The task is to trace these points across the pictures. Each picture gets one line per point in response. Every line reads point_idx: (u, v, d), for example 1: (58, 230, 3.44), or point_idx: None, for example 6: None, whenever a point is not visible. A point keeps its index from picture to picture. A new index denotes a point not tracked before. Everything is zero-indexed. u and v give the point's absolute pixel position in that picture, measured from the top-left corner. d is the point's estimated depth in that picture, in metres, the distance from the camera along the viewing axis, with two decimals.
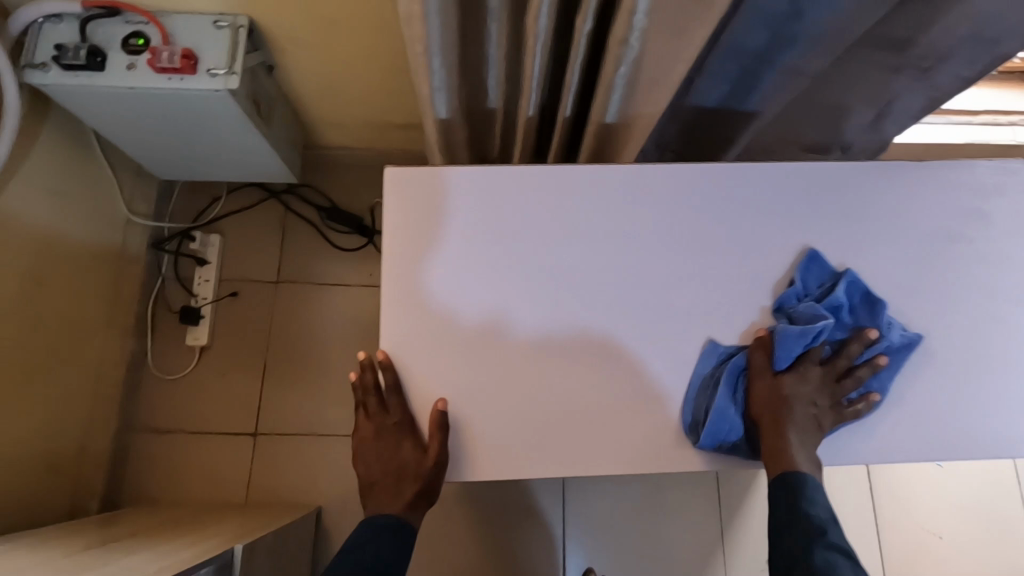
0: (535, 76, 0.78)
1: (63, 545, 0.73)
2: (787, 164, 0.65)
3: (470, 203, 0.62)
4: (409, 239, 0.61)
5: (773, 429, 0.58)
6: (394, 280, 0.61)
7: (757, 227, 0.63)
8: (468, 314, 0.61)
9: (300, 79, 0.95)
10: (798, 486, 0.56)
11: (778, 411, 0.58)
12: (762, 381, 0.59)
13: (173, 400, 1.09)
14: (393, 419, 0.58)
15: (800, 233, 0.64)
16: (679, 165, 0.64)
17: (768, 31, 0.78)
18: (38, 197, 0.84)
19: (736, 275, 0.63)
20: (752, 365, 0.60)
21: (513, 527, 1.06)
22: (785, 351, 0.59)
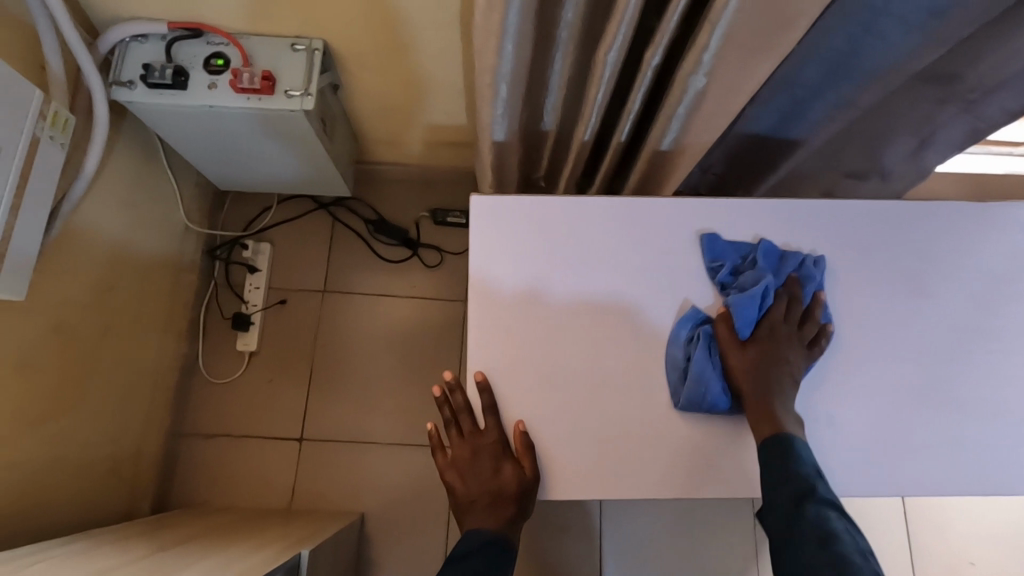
0: (597, 103, 0.81)
1: (136, 542, 0.76)
2: (841, 202, 0.67)
3: (551, 235, 0.65)
4: (490, 267, 0.64)
5: (760, 400, 0.58)
6: (479, 310, 0.63)
7: (818, 261, 0.66)
8: (550, 342, 0.63)
9: (361, 98, 0.98)
10: (784, 455, 0.56)
11: (768, 376, 0.59)
12: (733, 349, 0.60)
13: (222, 404, 1.12)
14: (490, 439, 0.60)
15: (856, 270, 0.66)
16: (747, 201, 0.67)
17: (825, 65, 0.81)
18: (113, 208, 0.88)
19: (804, 307, 0.65)
20: (720, 338, 0.61)
21: (550, 540, 1.09)
22: (743, 317, 0.61)
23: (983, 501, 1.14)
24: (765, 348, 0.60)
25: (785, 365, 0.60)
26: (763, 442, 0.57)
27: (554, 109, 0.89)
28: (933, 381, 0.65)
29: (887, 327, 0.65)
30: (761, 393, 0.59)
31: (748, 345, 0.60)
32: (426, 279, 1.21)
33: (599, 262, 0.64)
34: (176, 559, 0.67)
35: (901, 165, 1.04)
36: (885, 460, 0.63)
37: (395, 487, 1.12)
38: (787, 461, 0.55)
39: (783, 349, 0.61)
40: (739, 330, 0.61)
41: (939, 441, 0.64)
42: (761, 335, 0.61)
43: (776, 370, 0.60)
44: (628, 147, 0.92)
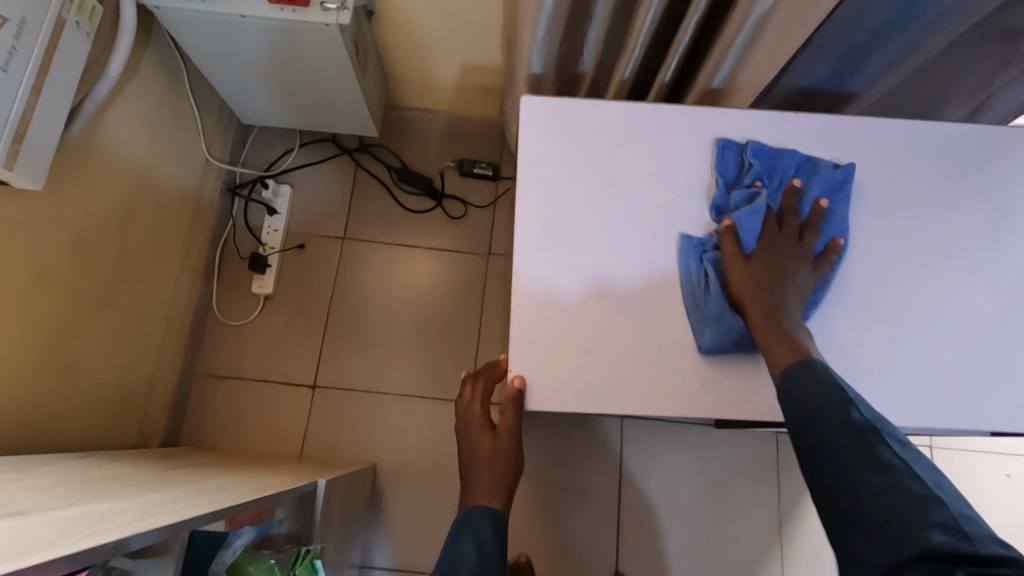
0: (644, 32, 0.76)
1: (142, 464, 0.72)
2: (907, 128, 0.63)
3: (605, 138, 0.61)
4: (538, 172, 0.60)
5: (775, 316, 0.53)
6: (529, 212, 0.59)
7: (883, 183, 0.62)
8: (602, 249, 0.59)
9: (396, 30, 0.95)
10: (790, 380, 0.49)
11: (773, 287, 0.54)
12: (735, 268, 0.55)
13: (234, 348, 1.09)
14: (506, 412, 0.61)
15: (925, 201, 0.62)
16: (812, 118, 0.63)
17: (889, 10, 0.74)
18: (136, 126, 0.84)
19: (869, 230, 0.61)
20: (721, 245, 0.57)
21: (564, 508, 1.05)
22: (749, 228, 0.58)
23: (1022, 484, 1.09)
24: (767, 260, 0.55)
25: (793, 279, 0.55)
26: (775, 372, 0.51)
27: (596, 42, 0.84)
28: (1006, 329, 0.60)
29: (956, 261, 0.61)
30: (755, 299, 0.54)
31: (750, 257, 0.56)
32: (449, 231, 1.18)
33: (652, 169, 0.61)
34: (187, 478, 0.64)
35: None
36: (955, 406, 0.58)
37: (408, 442, 1.08)
38: (801, 382, 0.48)
39: (791, 269, 0.56)
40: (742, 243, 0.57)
41: (1015, 391, 0.58)
42: (761, 246, 0.56)
43: (779, 281, 0.55)
44: (671, 88, 0.88)
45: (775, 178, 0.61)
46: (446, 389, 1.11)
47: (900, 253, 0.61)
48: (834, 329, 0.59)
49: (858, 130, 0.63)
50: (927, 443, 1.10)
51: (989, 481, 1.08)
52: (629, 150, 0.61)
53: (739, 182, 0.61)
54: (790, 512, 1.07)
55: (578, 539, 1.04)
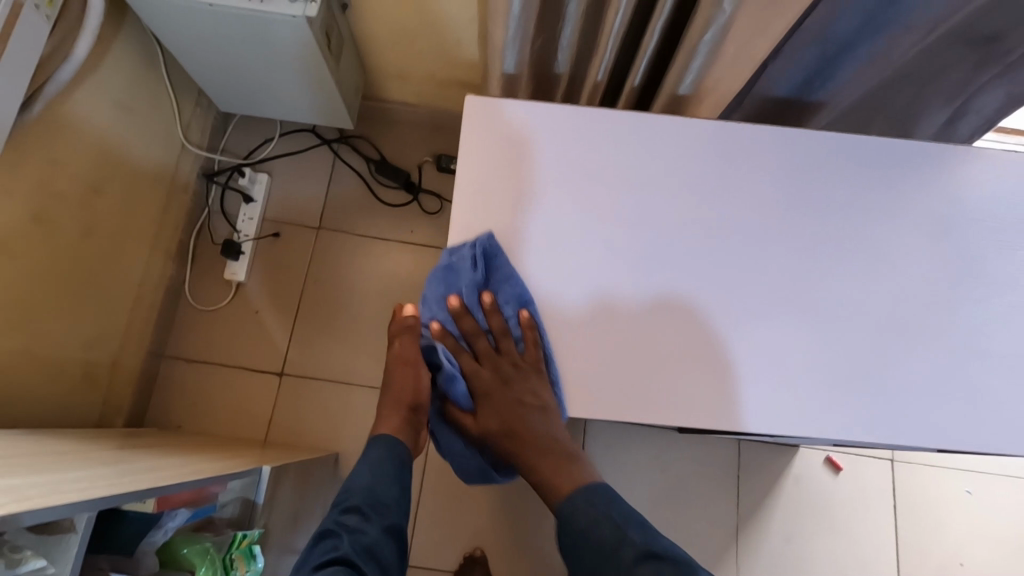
0: (613, 34, 0.76)
1: (95, 442, 0.73)
2: (849, 139, 0.65)
3: (549, 140, 0.64)
4: (482, 168, 0.63)
5: (537, 456, 0.59)
6: (471, 209, 0.62)
7: (821, 195, 0.64)
8: (545, 249, 0.62)
9: (373, 22, 0.95)
10: (571, 509, 0.57)
11: (505, 427, 0.60)
12: (466, 422, 0.62)
13: (202, 332, 1.11)
14: (405, 356, 0.64)
15: (860, 216, 0.64)
16: (756, 129, 0.65)
17: (861, 13, 0.74)
18: (105, 108, 0.85)
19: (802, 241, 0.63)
20: (449, 413, 0.63)
21: (524, 504, 1.06)
22: (456, 392, 0.62)
23: (984, 501, 1.09)
24: (492, 408, 0.61)
25: (520, 406, 0.60)
26: (559, 499, 0.58)
27: (569, 45, 0.84)
28: (930, 343, 0.62)
29: (893, 270, 0.63)
30: (520, 452, 0.60)
31: (475, 414, 0.62)
32: (424, 225, 1.18)
33: (592, 174, 0.64)
34: (132, 457, 0.64)
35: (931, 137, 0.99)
36: (884, 409, 0.61)
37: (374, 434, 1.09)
38: (580, 513, 0.56)
39: (516, 391, 0.60)
40: (462, 404, 0.63)
41: (930, 400, 0.61)
42: (478, 399, 0.61)
43: (510, 421, 0.60)
44: (642, 93, 0.88)
45: (434, 309, 0.62)
46: None
47: (836, 262, 0.63)
48: (770, 331, 0.61)
49: (800, 140, 0.65)
50: (889, 455, 1.11)
51: (949, 493, 1.09)
52: (577, 152, 0.64)
53: (421, 318, 0.63)
54: (749, 517, 1.07)
55: (536, 535, 1.05)
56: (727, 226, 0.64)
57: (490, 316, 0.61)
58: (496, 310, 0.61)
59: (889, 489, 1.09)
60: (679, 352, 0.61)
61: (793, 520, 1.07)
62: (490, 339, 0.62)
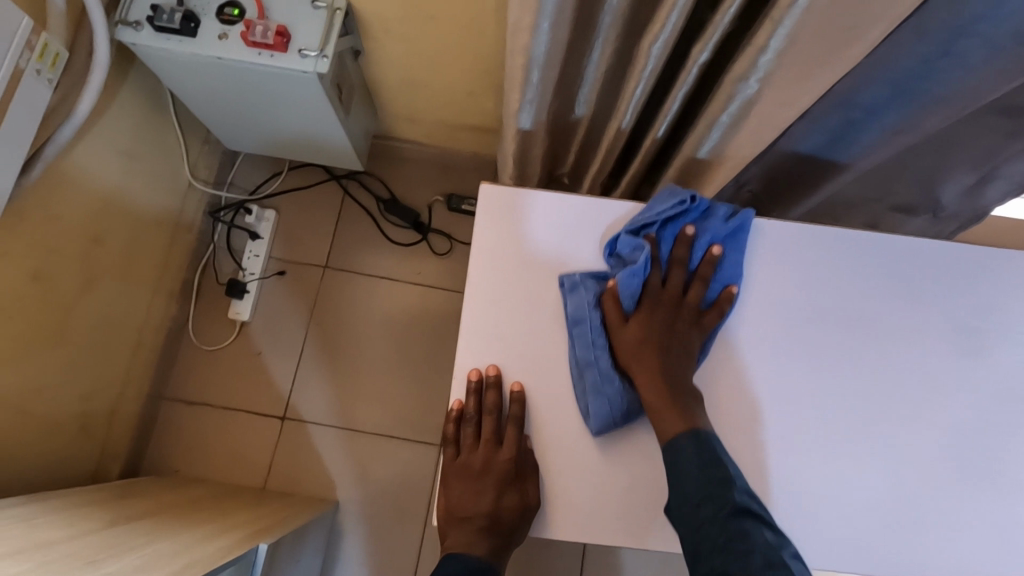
0: (635, 99, 0.73)
1: (87, 510, 0.71)
2: (867, 238, 0.64)
3: (568, 236, 0.62)
4: (494, 265, 0.60)
5: (659, 373, 0.55)
6: (485, 309, 0.59)
7: (846, 299, 0.62)
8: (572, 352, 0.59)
9: (386, 68, 0.93)
10: (677, 450, 0.53)
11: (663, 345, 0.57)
12: (626, 330, 0.57)
13: (204, 374, 1.09)
14: (505, 454, 0.55)
15: (886, 321, 0.62)
16: (777, 227, 0.63)
17: (889, 85, 0.70)
18: (107, 156, 0.83)
19: (828, 349, 0.61)
20: (605, 306, 0.58)
21: (526, 562, 1.05)
22: (628, 289, 0.58)
23: None
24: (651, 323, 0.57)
25: (684, 340, 0.57)
26: (666, 438, 0.54)
27: (587, 102, 0.81)
28: (952, 465, 0.59)
29: (913, 388, 0.61)
30: (667, 368, 0.56)
31: (630, 320, 0.58)
32: (432, 266, 1.16)
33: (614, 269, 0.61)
34: (123, 538, 0.62)
35: (958, 201, 0.95)
36: (905, 535, 0.58)
37: (375, 482, 1.07)
38: (689, 460, 0.52)
39: (678, 333, 0.58)
40: (624, 304, 0.58)
41: (951, 525, 0.58)
42: (643, 307, 0.58)
43: (666, 339, 0.57)
44: (661, 152, 0.85)
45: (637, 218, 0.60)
46: (417, 430, 1.10)
47: (862, 371, 0.61)
48: (790, 450, 0.58)
49: (822, 240, 0.63)
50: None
51: None
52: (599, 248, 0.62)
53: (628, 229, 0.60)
54: None
55: None
56: (750, 323, 0.61)
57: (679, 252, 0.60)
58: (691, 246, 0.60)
59: None
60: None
61: None
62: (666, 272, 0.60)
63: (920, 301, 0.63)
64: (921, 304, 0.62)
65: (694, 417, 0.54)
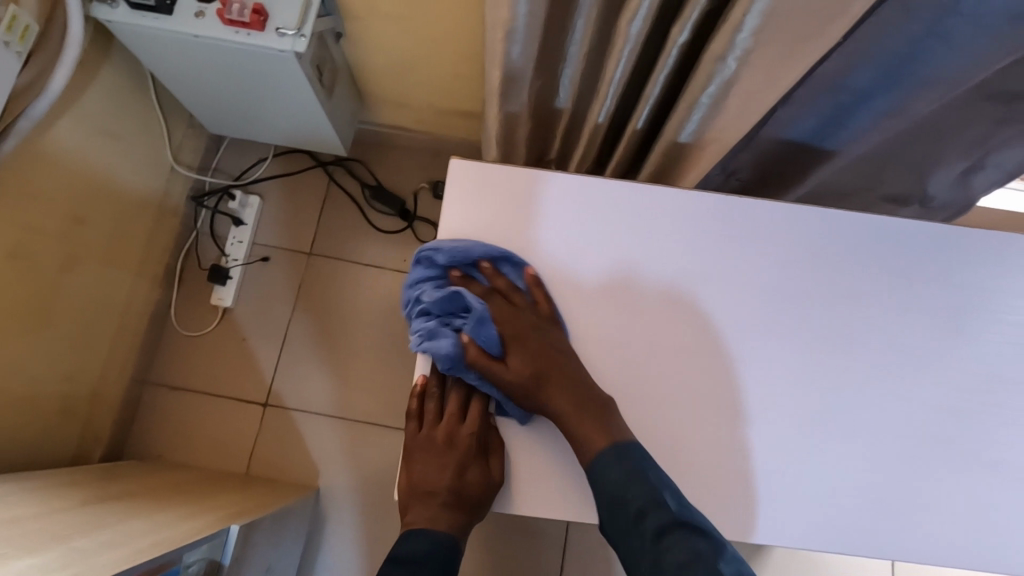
0: (616, 79, 0.72)
1: (63, 490, 0.70)
2: (845, 217, 0.64)
3: (543, 212, 0.61)
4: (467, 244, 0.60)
5: (557, 389, 0.54)
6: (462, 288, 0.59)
7: (822, 280, 0.63)
8: None
9: (370, 51, 0.92)
10: (603, 466, 0.52)
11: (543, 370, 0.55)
12: (500, 374, 0.55)
13: (187, 359, 1.08)
14: (467, 429, 0.55)
15: (861, 303, 0.63)
16: (756, 205, 0.63)
17: (877, 66, 0.69)
18: (86, 136, 0.82)
19: (805, 330, 0.62)
20: (476, 361, 0.55)
21: (515, 556, 1.04)
22: (482, 337, 0.56)
23: None
24: (526, 353, 0.56)
25: (562, 355, 0.56)
26: (594, 452, 0.53)
27: (570, 84, 0.80)
28: (924, 449, 0.60)
29: (886, 371, 0.61)
30: (565, 394, 0.54)
31: (507, 360, 0.56)
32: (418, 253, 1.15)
33: (588, 249, 0.61)
34: (93, 518, 0.61)
35: (946, 190, 0.95)
36: (877, 513, 0.59)
37: (359, 470, 1.07)
38: (613, 470, 0.52)
39: (552, 343, 0.57)
40: (491, 351, 0.56)
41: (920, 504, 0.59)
42: (511, 346, 0.56)
43: (545, 364, 0.55)
44: (645, 135, 0.85)
45: (431, 273, 0.59)
46: (401, 418, 1.09)
47: (836, 351, 0.61)
48: (765, 432, 0.59)
49: (800, 220, 0.63)
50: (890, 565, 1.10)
51: None
52: (576, 226, 0.61)
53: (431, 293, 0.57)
54: None
55: None
56: (727, 303, 0.61)
57: (494, 279, 0.59)
58: (499, 273, 0.59)
59: None
60: (680, 446, 0.59)
61: None
62: (512, 301, 0.59)
63: (897, 281, 0.63)
64: (897, 284, 0.63)
65: (619, 432, 0.54)
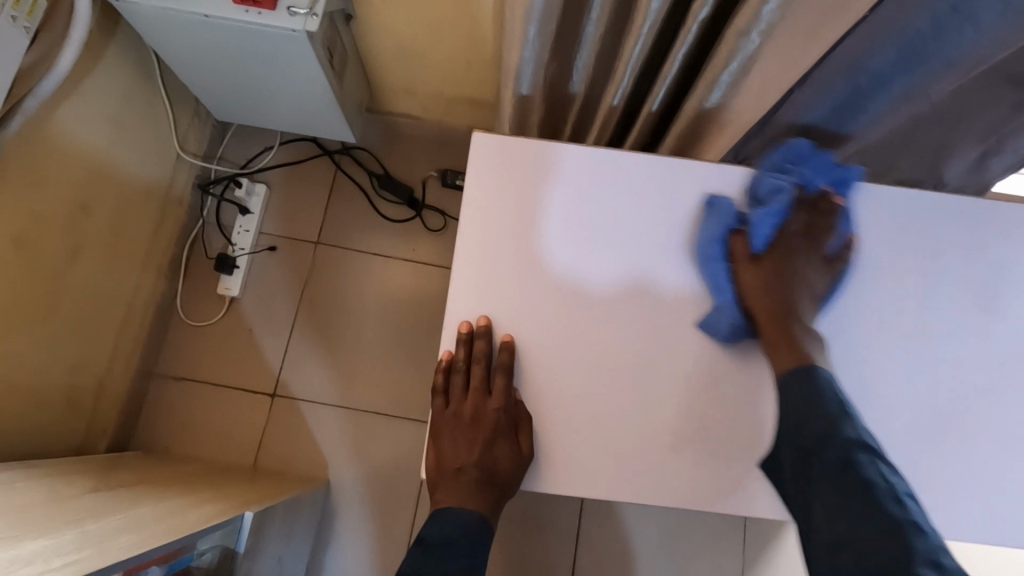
0: (634, 59, 0.71)
1: (73, 479, 0.69)
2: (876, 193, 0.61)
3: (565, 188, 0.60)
4: (484, 222, 0.59)
5: (773, 315, 0.56)
6: (480, 267, 0.58)
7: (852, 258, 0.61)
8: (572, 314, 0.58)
9: (379, 35, 0.91)
10: (794, 383, 0.52)
11: (783, 298, 0.56)
12: (745, 271, 0.58)
13: (194, 350, 1.07)
14: (494, 404, 0.55)
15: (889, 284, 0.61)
16: (783, 180, 0.61)
17: (897, 47, 0.68)
18: (93, 120, 0.81)
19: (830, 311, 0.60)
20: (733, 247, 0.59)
21: (530, 548, 1.04)
22: (760, 232, 0.58)
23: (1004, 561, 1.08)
24: (773, 269, 0.57)
25: (805, 284, 0.57)
26: (779, 374, 0.54)
27: (586, 66, 0.79)
28: (951, 428, 0.59)
29: (915, 353, 0.60)
30: (772, 308, 0.56)
31: (759, 260, 0.58)
32: (427, 243, 1.14)
33: (610, 227, 0.59)
34: (103, 505, 0.60)
35: (961, 175, 0.93)
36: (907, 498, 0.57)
37: (369, 462, 1.06)
38: (800, 390, 0.52)
39: (789, 271, 0.57)
40: (753, 244, 0.58)
41: (953, 482, 0.58)
42: (773, 252, 0.58)
43: (791, 284, 0.57)
44: (660, 118, 0.83)
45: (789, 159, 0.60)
46: (411, 409, 1.08)
47: (863, 332, 0.60)
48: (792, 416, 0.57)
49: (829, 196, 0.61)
50: None
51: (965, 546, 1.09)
52: (598, 203, 0.60)
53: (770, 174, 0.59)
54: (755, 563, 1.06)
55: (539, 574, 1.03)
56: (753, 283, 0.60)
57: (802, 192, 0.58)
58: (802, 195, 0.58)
59: None
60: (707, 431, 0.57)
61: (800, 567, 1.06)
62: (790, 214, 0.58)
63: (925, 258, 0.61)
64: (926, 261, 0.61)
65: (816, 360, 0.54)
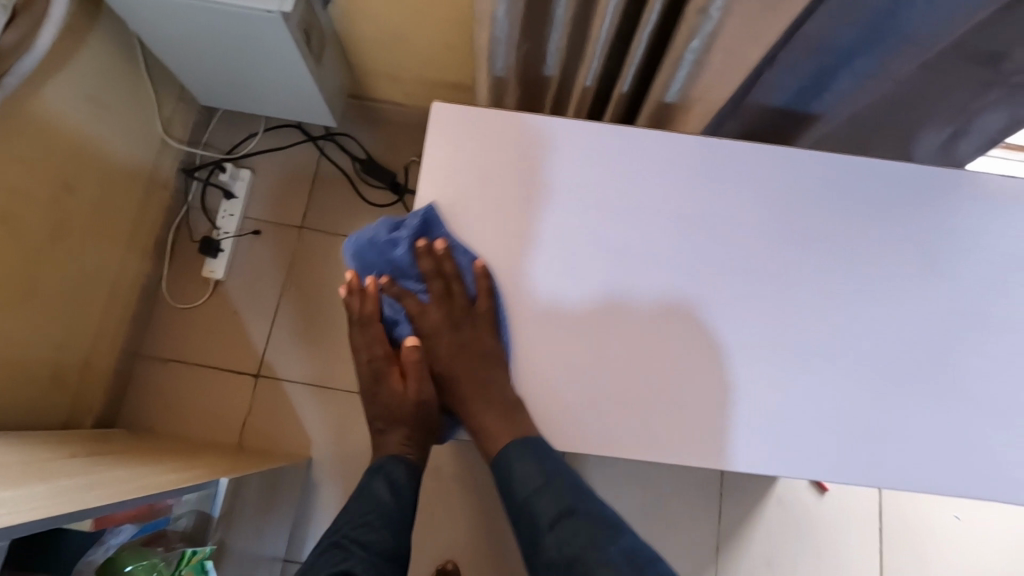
0: (602, 39, 0.73)
1: (54, 447, 0.71)
2: (825, 158, 0.64)
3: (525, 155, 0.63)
4: (449, 189, 0.62)
5: (468, 392, 0.62)
6: (449, 232, 0.62)
7: (804, 220, 0.64)
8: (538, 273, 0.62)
9: (357, 20, 0.92)
10: (507, 461, 0.59)
11: (469, 367, 0.62)
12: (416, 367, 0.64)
13: (179, 331, 1.09)
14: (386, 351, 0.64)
15: (843, 246, 0.64)
16: (736, 148, 0.64)
17: (859, 25, 0.69)
18: (77, 100, 0.83)
19: (785, 270, 0.63)
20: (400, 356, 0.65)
21: (509, 523, 1.07)
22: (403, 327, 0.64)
23: (974, 534, 1.11)
24: (445, 353, 0.63)
25: (487, 362, 0.61)
26: (493, 455, 0.60)
27: (558, 48, 0.80)
28: (897, 384, 0.62)
29: (865, 313, 0.63)
30: (467, 394, 0.62)
31: (427, 353, 0.64)
32: None
33: (570, 191, 0.63)
34: (81, 468, 0.62)
35: (932, 154, 0.95)
36: (858, 450, 0.61)
37: (352, 441, 1.07)
38: (516, 464, 0.58)
39: (472, 338, 0.61)
40: (406, 339, 0.65)
41: (901, 439, 0.61)
42: (431, 340, 0.64)
43: (468, 367, 0.62)
44: (631, 98, 0.85)
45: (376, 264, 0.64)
46: None
47: (817, 291, 0.63)
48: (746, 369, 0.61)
49: (780, 162, 0.64)
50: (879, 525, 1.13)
51: (936, 520, 1.11)
52: (559, 168, 0.63)
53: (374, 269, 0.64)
54: (730, 536, 1.09)
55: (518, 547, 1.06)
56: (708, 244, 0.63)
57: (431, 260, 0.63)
58: (430, 254, 0.63)
59: (875, 508, 1.12)
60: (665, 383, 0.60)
61: (773, 539, 1.09)
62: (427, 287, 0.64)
63: (876, 217, 0.64)
64: (877, 220, 0.64)
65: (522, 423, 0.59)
